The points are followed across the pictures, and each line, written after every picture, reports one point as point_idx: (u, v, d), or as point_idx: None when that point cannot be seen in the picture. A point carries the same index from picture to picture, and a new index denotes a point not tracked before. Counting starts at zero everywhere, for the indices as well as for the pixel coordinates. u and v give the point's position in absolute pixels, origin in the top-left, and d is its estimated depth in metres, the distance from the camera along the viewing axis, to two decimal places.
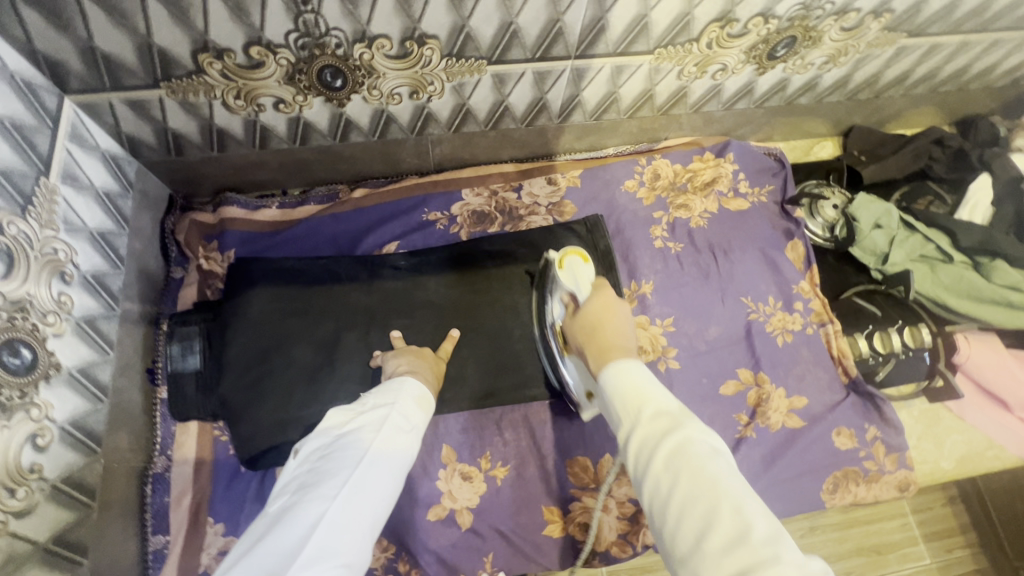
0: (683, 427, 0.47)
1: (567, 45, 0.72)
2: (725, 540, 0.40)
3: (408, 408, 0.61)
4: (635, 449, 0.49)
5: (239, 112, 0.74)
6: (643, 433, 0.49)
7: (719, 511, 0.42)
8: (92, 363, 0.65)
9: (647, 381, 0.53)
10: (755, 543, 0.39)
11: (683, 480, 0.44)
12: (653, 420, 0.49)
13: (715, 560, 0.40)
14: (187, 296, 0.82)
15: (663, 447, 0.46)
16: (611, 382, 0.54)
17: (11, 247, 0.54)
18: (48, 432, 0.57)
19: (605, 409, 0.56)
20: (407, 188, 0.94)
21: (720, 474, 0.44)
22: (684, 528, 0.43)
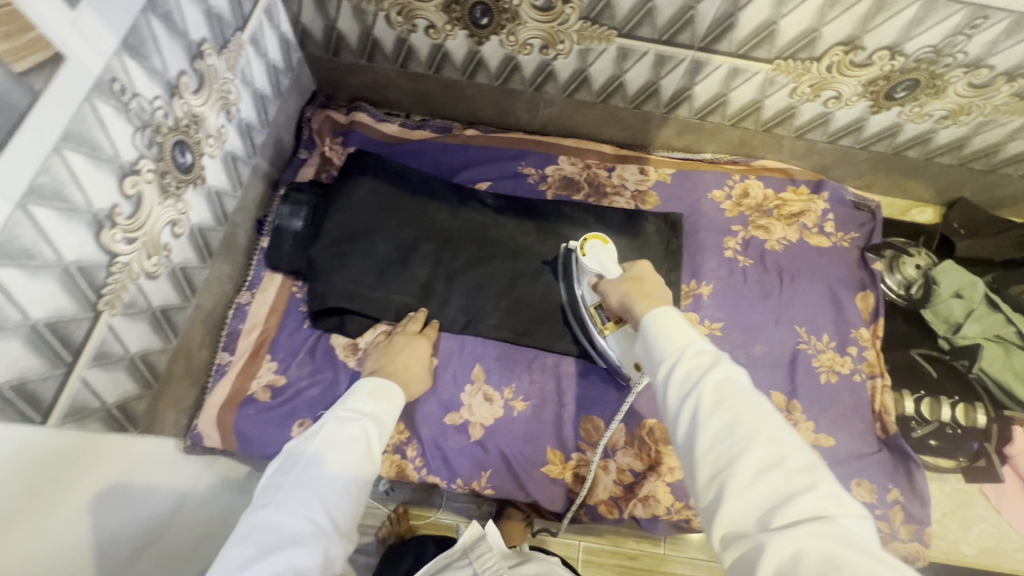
0: (729, 368, 0.48)
1: (693, 34, 0.78)
2: (761, 464, 0.42)
3: (373, 400, 0.64)
4: (678, 383, 0.49)
5: (395, 28, 0.86)
6: (689, 365, 0.49)
7: (759, 439, 0.43)
8: (224, 191, 0.78)
9: (691, 327, 0.53)
10: (791, 471, 0.41)
11: (727, 413, 0.45)
12: (696, 357, 0.50)
13: (749, 481, 0.41)
14: (305, 174, 0.95)
15: (708, 377, 0.47)
16: (655, 326, 0.55)
17: (205, 73, 0.68)
18: (183, 225, 0.69)
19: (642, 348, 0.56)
20: (512, 141, 1.03)
21: (762, 409, 0.45)
22: (721, 449, 0.44)
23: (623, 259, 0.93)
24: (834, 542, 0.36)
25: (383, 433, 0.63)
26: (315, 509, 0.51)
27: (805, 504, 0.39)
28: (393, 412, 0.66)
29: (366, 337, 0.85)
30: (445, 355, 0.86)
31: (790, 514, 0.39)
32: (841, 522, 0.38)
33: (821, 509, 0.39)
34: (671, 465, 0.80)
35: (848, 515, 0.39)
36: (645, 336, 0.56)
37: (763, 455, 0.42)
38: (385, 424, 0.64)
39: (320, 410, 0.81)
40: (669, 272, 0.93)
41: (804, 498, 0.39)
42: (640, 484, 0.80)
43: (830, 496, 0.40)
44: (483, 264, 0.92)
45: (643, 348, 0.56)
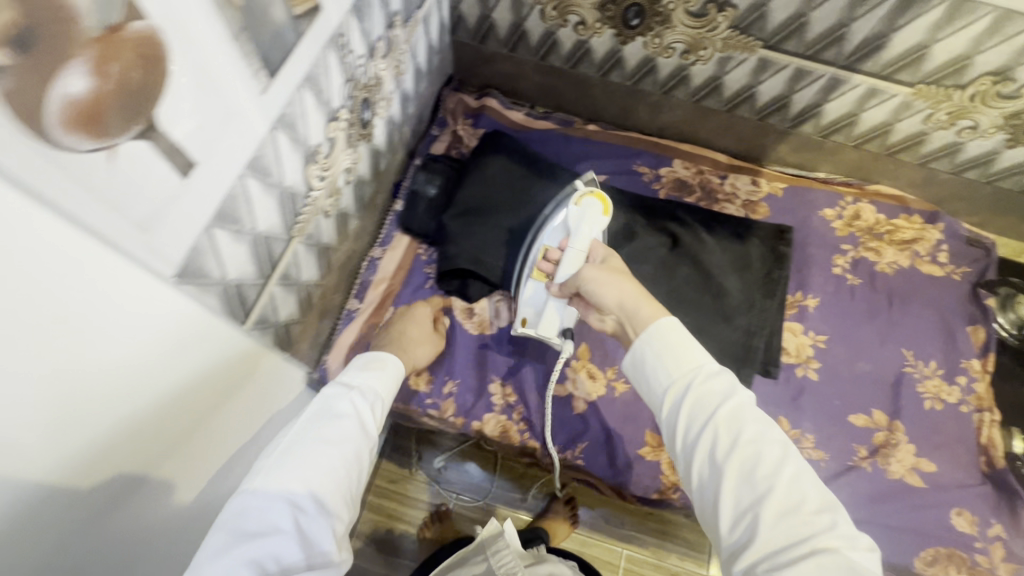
0: (741, 398, 0.51)
1: (840, 51, 0.81)
2: (781, 506, 0.46)
3: (367, 380, 0.67)
4: (688, 413, 0.52)
5: (547, 21, 0.92)
6: (699, 396, 0.52)
7: (776, 480, 0.47)
8: (381, 151, 0.85)
9: (695, 346, 0.55)
10: (809, 512, 0.46)
11: (746, 450, 0.49)
12: (710, 384, 0.53)
13: (770, 521, 0.46)
14: (437, 148, 1.02)
15: (717, 413, 0.51)
16: (656, 344, 0.55)
17: (392, 41, 0.76)
18: (352, 175, 0.76)
19: (636, 366, 0.57)
20: (629, 139, 1.07)
21: (774, 441, 0.49)
22: (739, 490, 0.48)
23: (731, 265, 0.96)
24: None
25: (377, 413, 0.66)
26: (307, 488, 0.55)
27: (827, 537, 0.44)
28: (388, 392, 0.69)
29: (482, 304, 0.91)
30: None
31: (807, 550, 0.44)
32: (856, 557, 0.43)
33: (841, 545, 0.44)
34: None
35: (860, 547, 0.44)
36: (640, 353, 0.57)
37: (784, 492, 0.47)
38: (376, 404, 0.66)
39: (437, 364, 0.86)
40: (776, 281, 0.95)
41: (826, 535, 0.44)
42: None
43: (847, 531, 0.45)
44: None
45: (637, 365, 0.57)
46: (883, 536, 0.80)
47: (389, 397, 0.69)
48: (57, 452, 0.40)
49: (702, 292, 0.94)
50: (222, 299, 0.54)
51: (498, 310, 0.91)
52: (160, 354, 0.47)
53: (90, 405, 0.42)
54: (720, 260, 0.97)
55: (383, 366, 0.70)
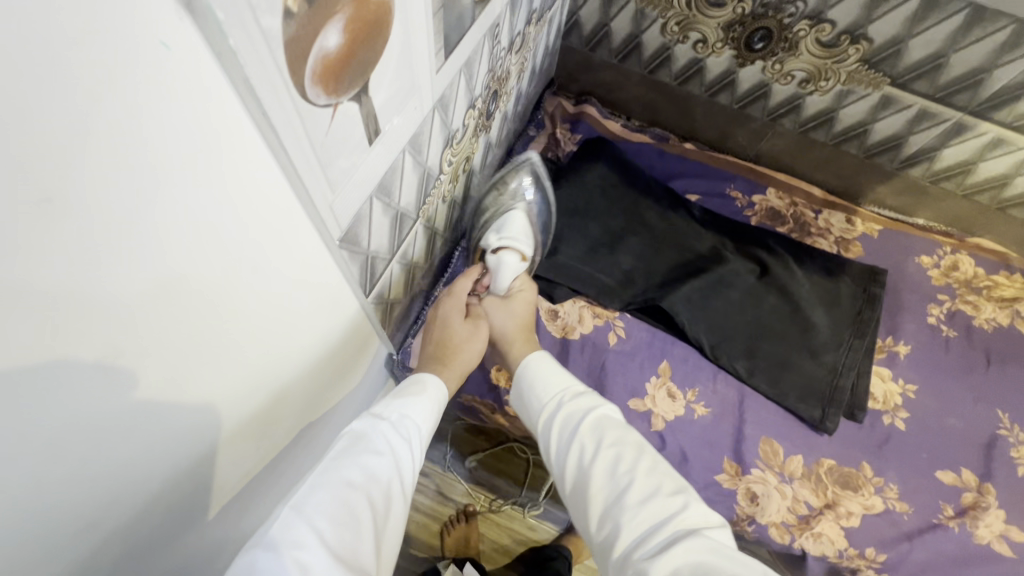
0: (601, 409, 0.63)
1: (973, 97, 0.79)
2: (640, 494, 0.54)
3: (408, 412, 0.57)
4: (560, 426, 0.63)
5: (666, 36, 0.93)
6: (565, 412, 0.64)
7: (634, 471, 0.56)
8: (492, 144, 0.86)
9: (562, 372, 0.69)
10: (661, 495, 0.54)
11: (602, 451, 0.59)
12: (578, 401, 0.64)
13: (633, 511, 0.53)
14: (534, 149, 1.03)
15: (583, 420, 0.62)
16: (533, 373, 0.69)
17: (525, 37, 0.76)
18: (469, 163, 0.77)
19: (522, 397, 0.70)
20: (724, 162, 1.06)
21: (628, 440, 0.59)
22: (606, 488, 0.57)
23: (821, 301, 0.94)
24: (700, 548, 0.48)
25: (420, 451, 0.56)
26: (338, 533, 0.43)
27: (683, 522, 0.51)
28: (428, 427, 0.59)
29: (566, 307, 0.91)
30: (635, 343, 0.90)
31: (664, 535, 0.50)
32: (703, 533, 0.50)
33: (694, 527, 0.51)
34: (850, 509, 0.79)
35: (711, 526, 0.51)
36: (521, 384, 0.70)
37: (642, 484, 0.55)
38: (415, 441, 0.55)
39: None
40: (866, 323, 0.93)
41: (680, 518, 0.52)
42: (817, 519, 0.78)
43: (696, 511, 0.53)
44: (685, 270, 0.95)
45: (520, 394, 0.70)
46: None
47: (427, 434, 0.58)
48: (230, 395, 0.43)
49: (789, 324, 0.92)
50: (361, 269, 0.54)
51: (582, 316, 0.91)
52: (311, 329, 0.51)
53: (258, 358, 0.44)
54: (809, 295, 0.95)
55: (422, 392, 0.60)
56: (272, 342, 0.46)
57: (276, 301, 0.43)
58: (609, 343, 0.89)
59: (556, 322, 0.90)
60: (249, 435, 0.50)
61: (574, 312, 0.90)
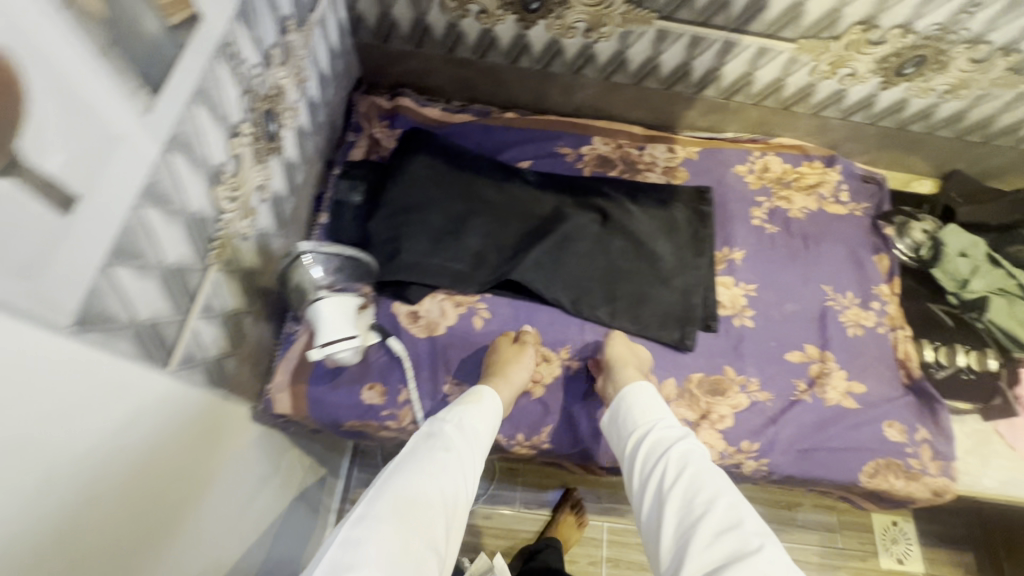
0: (692, 444, 0.71)
1: (728, 15, 0.86)
2: (719, 526, 0.62)
3: (473, 421, 0.72)
4: (647, 451, 0.73)
5: (449, 13, 0.91)
6: (662, 437, 0.73)
7: (719, 505, 0.64)
8: (295, 164, 0.81)
9: (660, 404, 0.78)
10: (749, 531, 0.61)
11: (686, 480, 0.67)
12: (668, 431, 0.74)
13: (707, 541, 0.61)
14: (356, 155, 0.99)
15: (675, 449, 0.71)
16: (630, 401, 0.78)
17: (288, 47, 0.72)
18: (267, 191, 0.72)
19: (611, 420, 0.80)
20: (548, 122, 1.08)
21: (720, 479, 0.67)
22: (686, 513, 0.65)
23: (659, 231, 1.00)
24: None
25: (483, 450, 0.71)
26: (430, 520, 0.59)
27: (743, 554, 0.58)
28: (489, 435, 0.73)
29: (427, 305, 0.89)
30: (501, 320, 0.91)
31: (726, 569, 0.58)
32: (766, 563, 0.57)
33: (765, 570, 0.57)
34: (722, 413, 0.86)
35: (769, 556, 0.58)
36: (619, 408, 0.79)
37: (722, 519, 0.62)
38: (480, 441, 0.71)
39: (389, 374, 0.84)
40: (703, 241, 1.00)
41: (743, 550, 0.58)
42: (696, 431, 0.85)
43: (773, 552, 0.59)
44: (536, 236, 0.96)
45: (615, 416, 0.80)
46: (830, 460, 0.86)
47: (488, 437, 0.73)
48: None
49: (638, 261, 0.97)
50: (137, 339, 0.49)
51: (444, 310, 0.90)
52: (97, 424, 0.46)
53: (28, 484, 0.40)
54: (652, 231, 1.00)
55: (481, 402, 0.75)
56: (51, 468, 0.42)
57: (31, 428, 0.39)
58: (476, 327, 0.90)
59: (419, 323, 0.89)
60: (136, 481, 0.52)
61: (435, 307, 0.89)
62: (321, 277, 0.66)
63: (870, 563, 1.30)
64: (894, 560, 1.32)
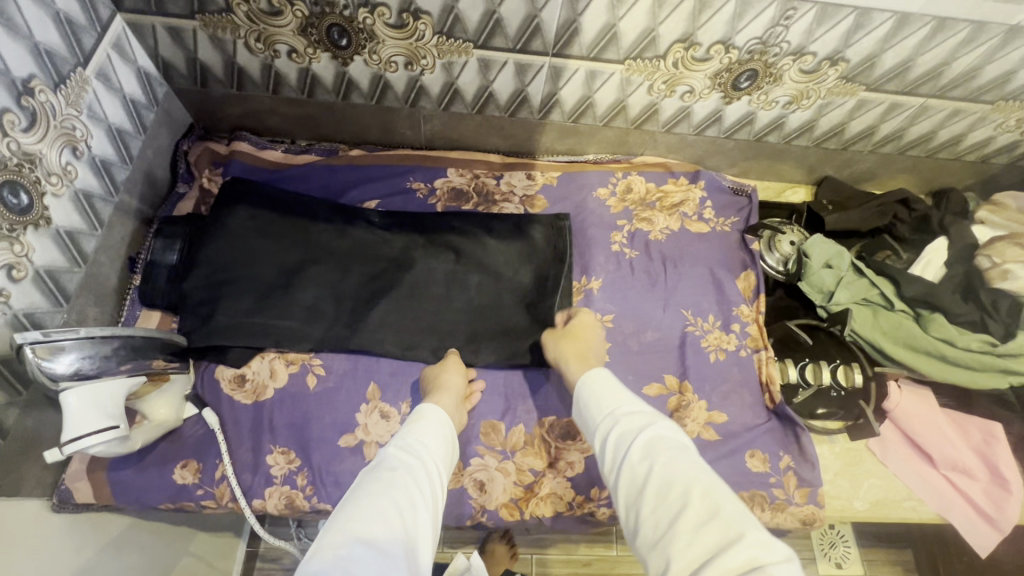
0: (657, 428, 0.61)
1: (544, 41, 0.81)
2: (697, 518, 0.51)
3: (421, 438, 0.66)
4: (612, 442, 0.63)
5: (258, 54, 0.86)
6: (622, 427, 0.63)
7: (693, 493, 0.53)
8: (79, 231, 0.74)
9: (618, 389, 0.69)
10: (728, 517, 0.50)
11: (652, 468, 0.57)
12: (631, 416, 0.64)
13: (688, 535, 0.50)
14: (183, 208, 0.92)
15: (639, 438, 0.61)
16: (585, 395, 0.71)
17: (38, 110, 0.66)
18: (24, 269, 0.66)
19: (578, 414, 0.72)
20: (399, 157, 1.03)
21: (690, 463, 0.56)
22: (661, 509, 0.54)
23: (518, 264, 0.93)
24: None
25: (443, 464, 0.66)
26: (387, 533, 0.52)
27: (721, 544, 0.48)
28: (445, 448, 0.68)
29: (254, 367, 0.83)
30: (338, 376, 0.84)
31: (723, 565, 0.46)
32: (763, 565, 0.45)
33: (751, 561, 0.45)
34: (570, 459, 0.81)
35: (768, 554, 0.46)
36: (581, 403, 0.72)
37: (694, 508, 0.52)
38: (436, 454, 0.66)
39: (205, 449, 0.78)
40: (563, 255, 0.94)
41: (733, 546, 0.47)
42: (541, 482, 0.80)
43: (758, 538, 0.47)
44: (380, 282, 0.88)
45: (580, 411, 0.72)
46: None
47: (444, 451, 0.68)
48: None
49: (488, 299, 0.91)
50: None
51: (274, 370, 0.83)
52: None
53: None
54: (506, 265, 0.93)
55: (426, 421, 0.70)
56: None
57: None
58: (309, 387, 0.83)
59: (245, 388, 0.82)
60: None
61: (263, 369, 0.82)
62: (64, 368, 0.59)
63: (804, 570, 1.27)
64: (832, 564, 1.30)
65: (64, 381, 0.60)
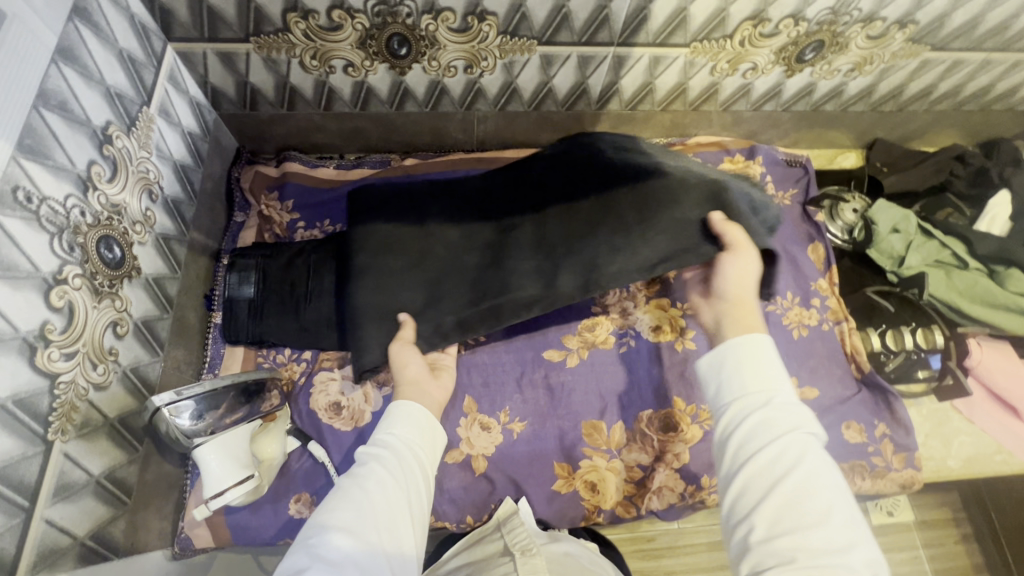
0: (810, 428, 0.50)
1: (611, 31, 0.79)
2: (827, 541, 0.44)
3: (395, 431, 0.61)
4: (751, 426, 0.51)
5: (312, 72, 0.82)
6: (769, 412, 0.51)
7: (833, 519, 0.45)
8: (164, 276, 0.72)
9: (775, 369, 0.53)
10: (858, 555, 0.43)
11: (794, 475, 0.47)
12: (777, 401, 0.52)
13: (813, 556, 0.43)
14: (246, 237, 0.90)
15: (781, 432, 0.49)
16: (737, 364, 0.54)
17: (118, 158, 0.63)
18: (126, 324, 0.64)
19: (714, 372, 0.56)
20: (454, 162, 1.00)
21: (832, 486, 0.47)
22: (787, 518, 0.46)
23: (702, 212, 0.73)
24: None
25: (426, 453, 0.62)
26: (360, 532, 0.51)
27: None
28: (427, 434, 0.64)
29: (348, 394, 0.81)
30: None
31: None
32: None
33: None
34: (677, 451, 0.81)
35: None
36: (730, 370, 0.55)
37: (832, 531, 0.44)
38: (418, 443, 0.62)
39: (316, 481, 0.77)
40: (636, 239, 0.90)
41: None
42: (651, 477, 0.81)
43: None
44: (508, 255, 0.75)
45: (717, 370, 0.56)
46: None
47: (429, 438, 0.64)
48: None
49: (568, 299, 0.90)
50: None
51: (368, 395, 0.81)
52: None
53: None
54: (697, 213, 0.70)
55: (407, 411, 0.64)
56: None
57: None
58: None
59: (343, 415, 0.80)
60: None
61: (357, 395, 0.81)
62: (190, 422, 0.59)
63: None
64: (883, 514, 1.31)
65: (196, 437, 0.60)
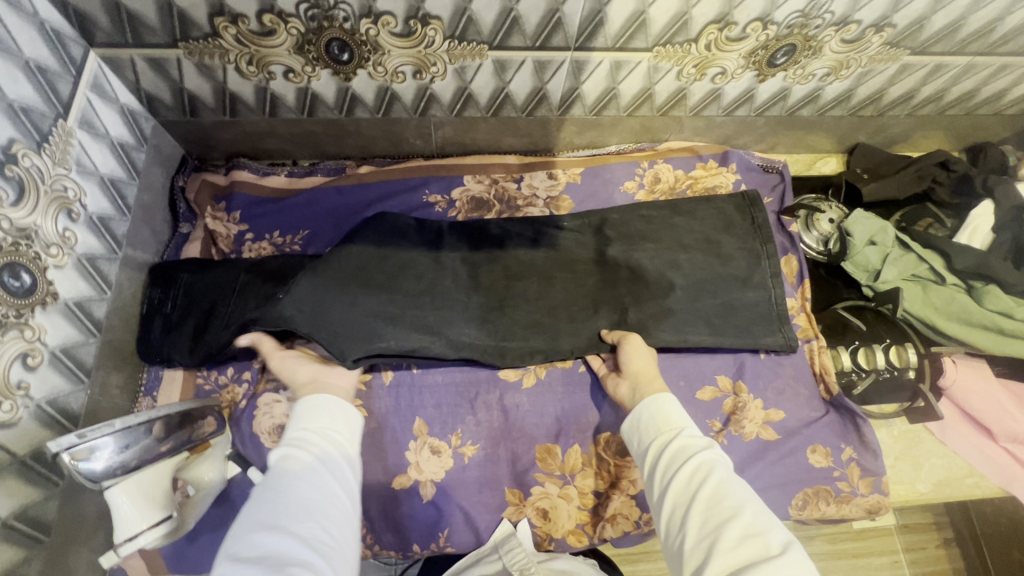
0: (715, 451, 0.58)
1: (566, 35, 0.74)
2: (745, 529, 0.48)
3: (313, 423, 0.60)
4: (668, 458, 0.59)
5: (250, 78, 0.78)
6: (683, 443, 0.59)
7: (746, 511, 0.50)
8: (89, 299, 0.69)
9: (679, 412, 0.64)
10: (773, 536, 0.47)
11: (709, 481, 0.54)
12: (689, 436, 0.60)
13: (732, 548, 0.47)
14: (190, 251, 0.86)
15: (692, 458, 0.57)
16: (648, 411, 0.65)
17: (24, 177, 0.59)
18: (39, 354, 0.60)
19: (632, 426, 0.66)
20: (411, 168, 0.95)
21: (745, 491, 0.53)
22: (709, 519, 0.51)
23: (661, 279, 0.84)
24: None
25: (353, 457, 0.60)
26: (306, 517, 0.48)
27: (768, 559, 0.45)
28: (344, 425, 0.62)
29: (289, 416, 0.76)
30: (381, 416, 0.79)
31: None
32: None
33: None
34: (633, 477, 0.79)
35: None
36: (640, 421, 0.65)
37: (747, 520, 0.49)
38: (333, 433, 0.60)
39: None
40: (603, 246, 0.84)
41: (777, 563, 0.44)
42: (606, 504, 0.79)
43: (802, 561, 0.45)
44: (489, 314, 0.82)
45: (634, 428, 0.66)
46: None
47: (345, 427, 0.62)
48: None
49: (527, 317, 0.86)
50: None
51: None
52: None
53: None
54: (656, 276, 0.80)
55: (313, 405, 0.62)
56: None
57: None
58: None
59: None
60: None
61: None
62: (101, 466, 0.56)
63: (839, 527, 1.27)
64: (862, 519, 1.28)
65: (105, 480, 0.57)
